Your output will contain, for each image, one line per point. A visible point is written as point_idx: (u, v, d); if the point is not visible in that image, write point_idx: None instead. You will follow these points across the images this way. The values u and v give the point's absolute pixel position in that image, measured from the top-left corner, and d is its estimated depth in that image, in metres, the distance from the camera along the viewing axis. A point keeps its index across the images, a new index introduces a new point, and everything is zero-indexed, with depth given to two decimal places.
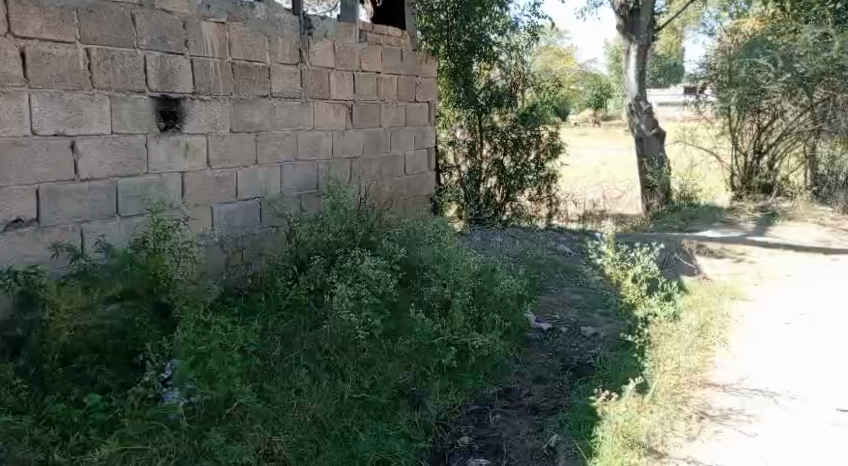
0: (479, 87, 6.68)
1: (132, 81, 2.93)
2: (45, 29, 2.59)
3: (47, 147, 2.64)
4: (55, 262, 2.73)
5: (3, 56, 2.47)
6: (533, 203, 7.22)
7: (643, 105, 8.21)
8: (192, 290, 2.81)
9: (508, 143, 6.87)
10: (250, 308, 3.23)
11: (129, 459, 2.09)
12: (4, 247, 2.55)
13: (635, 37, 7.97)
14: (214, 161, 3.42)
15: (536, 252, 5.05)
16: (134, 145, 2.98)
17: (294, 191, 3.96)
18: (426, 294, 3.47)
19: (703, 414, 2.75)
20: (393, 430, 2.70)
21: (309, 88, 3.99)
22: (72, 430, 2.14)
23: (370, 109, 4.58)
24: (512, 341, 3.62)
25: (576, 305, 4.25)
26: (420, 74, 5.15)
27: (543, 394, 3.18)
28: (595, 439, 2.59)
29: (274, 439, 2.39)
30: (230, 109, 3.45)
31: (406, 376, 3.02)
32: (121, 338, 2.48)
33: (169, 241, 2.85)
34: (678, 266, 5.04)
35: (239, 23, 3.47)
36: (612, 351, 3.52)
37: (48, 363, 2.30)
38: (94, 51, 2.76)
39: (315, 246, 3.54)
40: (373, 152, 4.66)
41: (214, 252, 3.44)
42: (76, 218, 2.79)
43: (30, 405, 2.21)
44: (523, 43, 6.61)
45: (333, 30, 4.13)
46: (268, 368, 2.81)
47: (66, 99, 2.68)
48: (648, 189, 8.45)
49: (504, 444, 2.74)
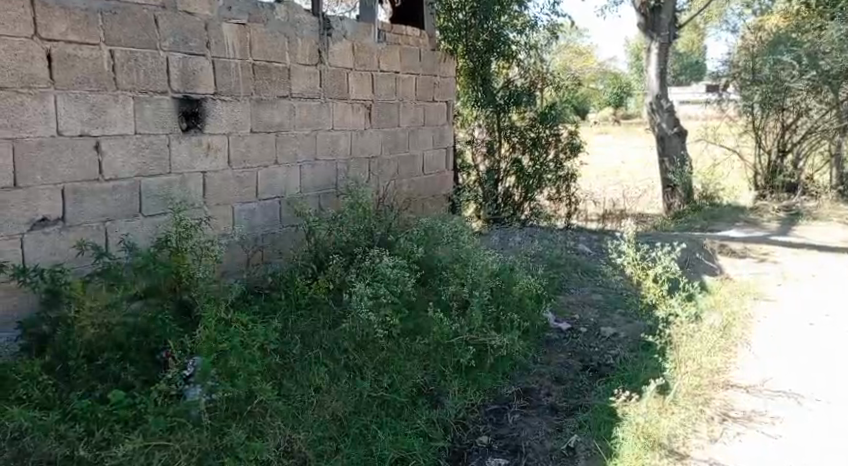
0: (498, 85, 6.65)
1: (155, 82, 2.97)
2: (71, 32, 2.63)
3: (72, 148, 2.69)
4: (79, 261, 2.77)
5: (30, 58, 2.52)
6: (551, 202, 7.19)
7: (664, 103, 8.11)
8: (213, 289, 2.84)
9: (527, 141, 6.83)
10: (270, 305, 3.22)
11: (152, 457, 2.10)
12: (31, 246, 2.60)
13: (657, 35, 7.89)
14: (235, 161, 3.45)
15: (555, 252, 5.02)
16: (157, 145, 3.02)
17: (313, 190, 3.99)
18: (445, 294, 3.48)
19: (726, 416, 2.72)
20: (412, 429, 2.72)
21: (328, 89, 4.01)
22: (96, 426, 2.15)
23: (389, 109, 4.59)
24: (531, 341, 3.62)
25: (596, 306, 4.21)
26: (438, 74, 5.16)
27: (562, 394, 3.16)
28: (615, 440, 2.58)
29: (294, 436, 2.42)
30: (251, 109, 3.48)
31: (424, 375, 3.03)
32: (144, 337, 2.50)
33: (191, 240, 2.89)
34: (700, 266, 4.99)
35: (260, 24, 3.51)
36: (632, 352, 3.49)
37: (73, 360, 2.35)
38: (118, 53, 2.80)
39: (333, 246, 3.57)
40: (392, 152, 4.67)
41: (234, 251, 3.49)
42: (101, 216, 2.83)
43: (56, 401, 2.25)
44: (543, 42, 6.64)
45: (352, 30, 4.15)
46: (288, 365, 2.82)
47: (91, 100, 2.73)
48: (668, 188, 8.35)
49: (523, 444, 2.74)
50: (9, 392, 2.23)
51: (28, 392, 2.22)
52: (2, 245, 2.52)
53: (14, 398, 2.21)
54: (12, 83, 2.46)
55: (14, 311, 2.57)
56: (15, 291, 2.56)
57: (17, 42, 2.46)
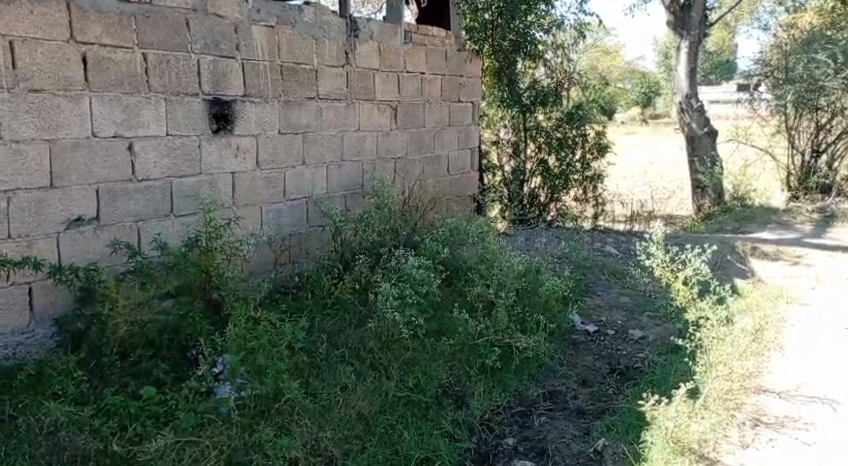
0: (523, 86, 6.60)
1: (186, 84, 3.02)
2: (105, 35, 2.69)
3: (106, 148, 2.74)
4: (113, 259, 2.83)
5: (66, 62, 2.57)
6: (578, 203, 7.13)
7: (694, 102, 7.97)
8: (241, 287, 2.88)
9: (553, 142, 6.77)
10: (297, 304, 3.24)
11: (184, 451, 2.15)
12: (66, 245, 2.66)
13: (686, 33, 7.78)
14: (264, 161, 3.49)
15: (582, 252, 4.98)
16: (188, 146, 3.08)
17: (340, 191, 4.01)
18: (470, 294, 3.48)
19: (758, 421, 2.67)
20: (437, 429, 2.73)
21: (355, 90, 4.03)
22: (129, 421, 2.20)
23: (415, 111, 4.60)
24: (557, 342, 3.59)
25: (624, 308, 4.16)
26: (464, 74, 5.15)
27: (589, 397, 3.14)
28: (643, 445, 2.56)
29: (321, 435, 2.42)
30: (279, 110, 3.52)
31: (450, 375, 3.02)
32: (174, 334, 2.56)
33: (221, 240, 2.92)
34: (731, 269, 4.91)
35: (288, 26, 3.54)
36: (661, 355, 3.44)
37: (107, 356, 2.40)
38: (151, 55, 2.86)
39: (359, 246, 3.61)
40: (417, 153, 4.68)
41: (262, 250, 3.53)
42: (134, 216, 2.89)
43: (90, 396, 2.29)
44: (569, 41, 6.61)
45: (378, 32, 4.17)
46: (315, 363, 2.84)
47: (124, 102, 2.78)
48: (698, 189, 8.20)
49: (550, 446, 2.72)
50: (45, 388, 2.28)
51: (63, 388, 2.27)
52: (40, 243, 2.58)
53: (50, 393, 2.26)
54: (49, 86, 2.52)
55: (51, 308, 2.63)
56: (51, 289, 2.62)
57: (53, 45, 2.53)
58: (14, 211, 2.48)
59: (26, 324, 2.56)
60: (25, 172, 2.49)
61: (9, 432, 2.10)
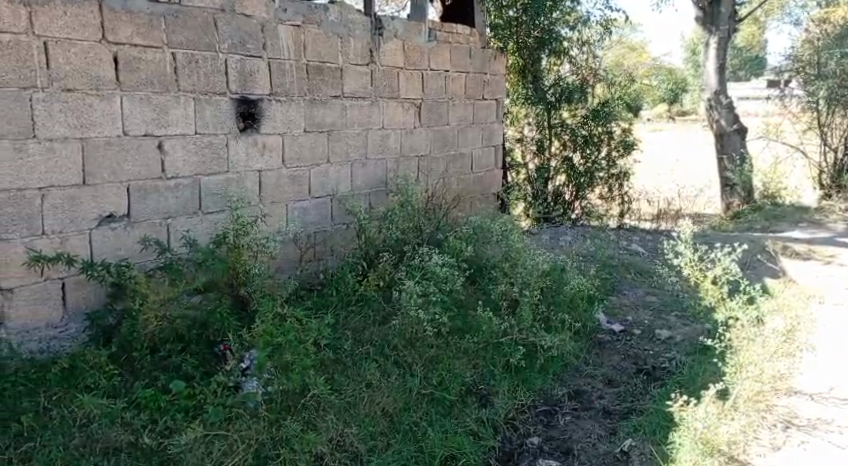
0: (548, 83, 6.55)
1: (214, 84, 3.06)
2: (136, 35, 2.73)
3: (136, 147, 2.79)
4: (143, 256, 2.88)
5: (98, 61, 2.62)
6: (603, 201, 7.05)
7: (723, 99, 7.84)
8: (267, 284, 2.91)
9: (578, 139, 6.70)
10: (322, 301, 3.26)
11: (213, 444, 2.19)
12: (98, 241, 2.71)
13: (715, 28, 7.65)
14: (289, 159, 3.52)
15: (607, 251, 4.93)
16: (216, 144, 3.12)
17: (364, 188, 4.03)
18: (495, 292, 3.47)
19: (789, 423, 2.62)
20: (461, 427, 2.73)
21: (379, 88, 4.04)
22: (159, 415, 2.24)
23: (439, 109, 4.60)
24: (583, 342, 3.56)
25: (650, 308, 4.12)
26: (488, 72, 5.13)
27: (615, 397, 3.11)
28: (671, 446, 2.54)
29: (346, 431, 2.45)
30: (304, 109, 3.55)
31: (473, 373, 3.02)
32: (203, 330, 2.61)
33: (247, 237, 2.95)
34: (761, 269, 4.82)
35: (314, 25, 3.56)
36: (689, 355, 3.39)
37: (138, 351, 2.45)
38: (180, 55, 2.90)
39: (384, 243, 3.62)
40: (441, 151, 4.68)
41: (288, 248, 3.56)
42: (163, 213, 2.94)
43: (121, 389, 2.35)
44: (595, 37, 6.56)
45: (403, 30, 4.17)
46: (340, 360, 2.86)
47: (154, 101, 2.82)
48: (727, 187, 8.06)
49: (575, 446, 2.72)
50: (77, 381, 2.33)
51: (95, 381, 2.32)
52: (73, 240, 2.64)
53: (83, 387, 2.31)
54: (82, 85, 2.57)
55: (83, 304, 2.68)
56: (83, 284, 2.67)
57: (86, 45, 2.57)
58: (48, 208, 2.53)
59: (59, 319, 2.61)
60: (59, 170, 2.54)
61: (43, 424, 2.15)
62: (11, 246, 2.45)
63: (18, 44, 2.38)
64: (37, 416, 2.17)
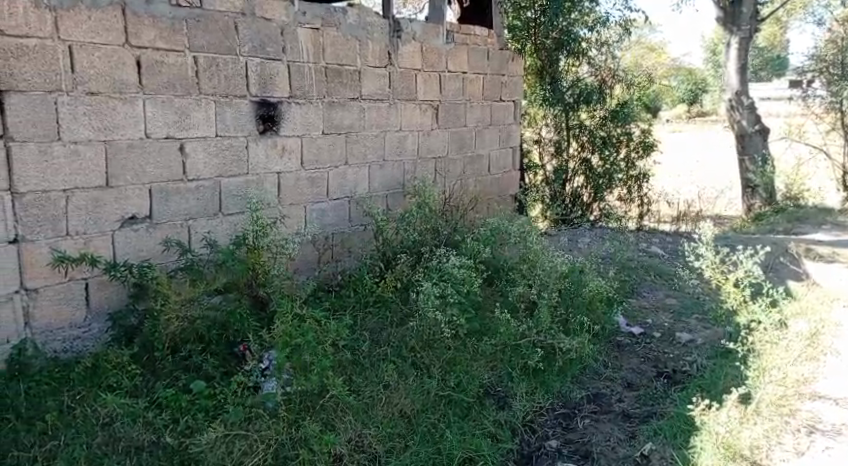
0: (566, 84, 6.52)
1: (234, 86, 3.09)
2: (158, 39, 2.77)
3: (159, 150, 2.82)
4: (165, 257, 2.92)
5: (121, 65, 2.65)
6: (622, 203, 6.99)
7: (745, 99, 7.75)
8: (286, 285, 2.93)
9: (597, 141, 6.66)
10: (340, 302, 3.27)
11: (233, 444, 2.20)
12: (121, 243, 2.75)
13: (736, 28, 7.56)
14: (308, 161, 3.54)
15: (627, 253, 4.89)
16: (236, 147, 3.15)
17: (382, 190, 4.04)
18: (512, 294, 3.46)
19: (813, 428, 2.58)
20: (479, 429, 2.72)
21: (397, 90, 4.05)
22: (181, 414, 2.27)
23: (457, 110, 4.60)
24: (602, 344, 3.53)
25: (670, 311, 4.07)
26: (506, 73, 5.12)
27: (635, 400, 3.08)
28: (692, 450, 2.52)
29: (364, 432, 2.46)
30: (323, 112, 3.57)
31: (491, 375, 3.04)
32: (223, 330, 2.63)
33: (267, 238, 2.97)
34: (783, 272, 4.76)
35: (333, 28, 3.58)
36: (710, 359, 3.35)
37: (159, 351, 2.49)
38: (201, 58, 2.93)
39: (401, 245, 3.63)
40: (459, 153, 4.68)
41: (307, 249, 3.58)
42: (185, 214, 2.97)
43: (143, 388, 2.40)
44: (614, 38, 6.52)
45: (421, 32, 4.17)
46: (358, 361, 2.87)
47: (176, 104, 2.86)
48: (748, 189, 7.96)
49: (595, 449, 2.70)
50: (100, 380, 2.36)
51: (118, 381, 2.36)
52: (96, 241, 2.67)
53: (106, 386, 2.35)
54: (105, 88, 2.60)
55: (106, 304, 2.72)
56: (106, 285, 2.71)
57: (109, 49, 2.61)
58: (72, 209, 2.57)
59: (82, 319, 2.65)
60: (83, 172, 2.58)
61: (68, 422, 2.19)
62: (37, 247, 2.48)
63: (44, 48, 2.42)
64: (61, 415, 2.20)
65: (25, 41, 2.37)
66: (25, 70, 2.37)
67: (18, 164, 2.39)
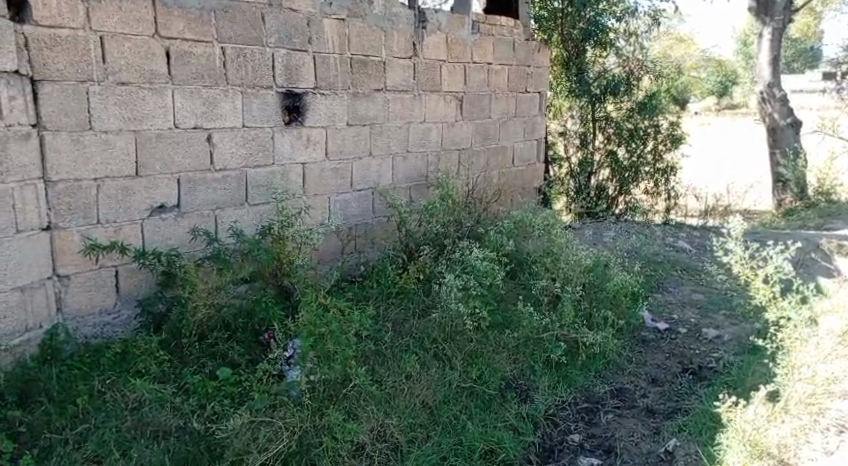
0: (592, 75, 6.44)
1: (261, 77, 3.11)
2: (187, 30, 2.79)
3: (188, 140, 2.86)
4: (192, 245, 2.96)
5: (151, 56, 2.68)
6: (648, 197, 6.90)
7: (777, 92, 7.57)
8: (310, 275, 2.96)
9: (624, 133, 6.56)
10: (363, 293, 3.28)
11: (258, 431, 2.23)
12: (150, 231, 2.80)
13: (769, 18, 7.38)
14: (332, 152, 3.55)
15: (652, 248, 4.83)
16: (262, 137, 3.17)
17: (405, 182, 4.05)
18: (536, 287, 3.45)
19: (844, 428, 2.51)
20: (500, 421, 2.72)
21: (421, 81, 4.04)
22: (207, 401, 2.33)
23: (481, 102, 4.58)
24: (625, 339, 3.49)
25: (697, 307, 4.01)
26: (532, 64, 5.07)
27: (660, 396, 3.05)
28: (718, 447, 2.51)
29: (387, 422, 2.48)
30: (347, 102, 3.58)
31: (513, 368, 3.03)
32: (248, 319, 2.69)
33: (292, 228, 2.99)
34: (815, 268, 4.66)
35: (358, 19, 3.57)
36: (737, 356, 3.31)
37: (187, 338, 2.54)
38: (229, 49, 2.96)
39: (424, 237, 3.64)
40: (482, 144, 4.66)
41: (331, 239, 3.60)
42: (212, 204, 3.01)
43: (171, 375, 2.45)
44: (643, 28, 6.42)
45: (447, 23, 4.15)
46: (381, 351, 2.88)
47: (204, 95, 2.89)
48: (779, 183, 7.81)
49: (618, 444, 2.68)
50: (129, 366, 2.41)
51: (146, 366, 2.40)
52: (126, 229, 2.72)
53: (135, 371, 2.40)
54: (136, 79, 2.64)
55: (135, 291, 2.77)
56: (136, 272, 2.76)
57: (140, 40, 2.63)
58: (103, 198, 2.62)
59: (112, 305, 2.71)
60: (113, 161, 2.62)
61: (97, 406, 2.24)
62: (69, 234, 2.53)
63: (76, 38, 2.45)
64: (91, 399, 2.25)
65: (57, 32, 2.40)
66: (57, 60, 2.41)
67: (51, 153, 2.43)
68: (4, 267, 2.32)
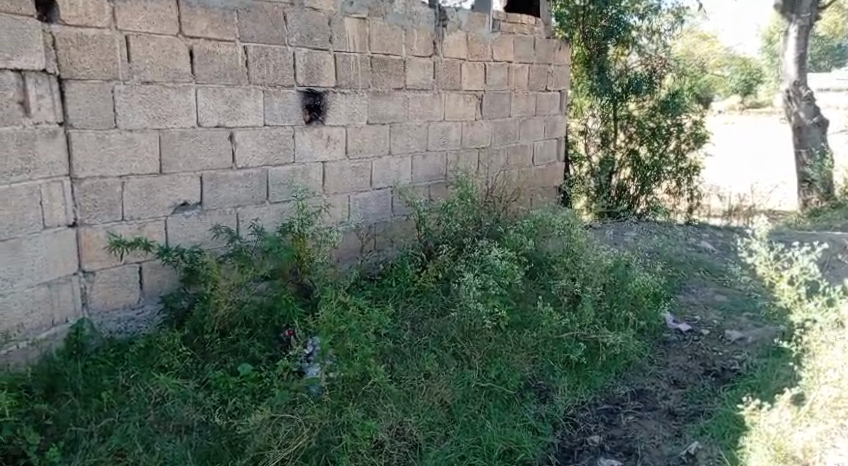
0: (614, 74, 6.39)
1: (282, 76, 3.13)
2: (210, 29, 2.82)
3: (210, 138, 2.89)
4: (214, 242, 3.00)
5: (175, 55, 2.71)
6: (670, 196, 6.82)
7: (803, 91, 7.43)
8: (330, 273, 2.98)
9: (645, 132, 6.50)
10: (382, 291, 3.28)
11: (279, 426, 2.25)
12: (173, 228, 2.83)
13: (795, 16, 7.24)
14: (352, 151, 3.56)
15: (673, 249, 4.78)
16: (283, 136, 3.19)
17: (424, 180, 4.05)
18: (555, 287, 3.43)
19: None
20: (519, 422, 2.71)
21: (441, 80, 4.04)
22: (229, 396, 2.36)
23: (501, 100, 4.56)
24: (647, 341, 3.45)
25: (720, 308, 3.96)
26: (553, 63, 5.04)
27: (681, 399, 3.01)
28: (741, 450, 2.48)
29: (405, 420, 2.48)
30: (367, 101, 3.58)
31: (532, 368, 3.01)
32: (269, 316, 2.72)
33: (312, 226, 3.00)
34: (842, 270, 4.57)
35: (379, 18, 3.58)
36: (762, 358, 3.26)
37: (209, 334, 2.58)
38: (251, 48, 2.98)
39: (443, 236, 3.64)
40: (502, 143, 4.64)
41: (351, 237, 3.62)
42: (234, 202, 3.04)
43: (193, 370, 2.47)
44: (666, 26, 6.38)
45: (467, 21, 4.14)
46: (399, 349, 2.89)
47: (227, 93, 2.92)
48: (805, 183, 7.67)
49: (639, 446, 2.66)
50: (152, 361, 2.45)
51: (169, 362, 2.44)
52: (150, 226, 2.75)
53: (158, 367, 2.43)
54: (160, 78, 2.67)
55: (158, 287, 2.81)
56: (159, 269, 2.80)
57: (164, 39, 2.67)
58: (128, 195, 2.65)
59: (136, 301, 2.75)
60: (138, 159, 2.66)
61: (121, 400, 2.27)
62: (94, 231, 2.57)
63: (102, 38, 2.48)
64: (116, 393, 2.29)
65: (84, 32, 2.43)
66: (84, 59, 2.44)
67: (77, 151, 2.46)
68: (32, 262, 2.36)
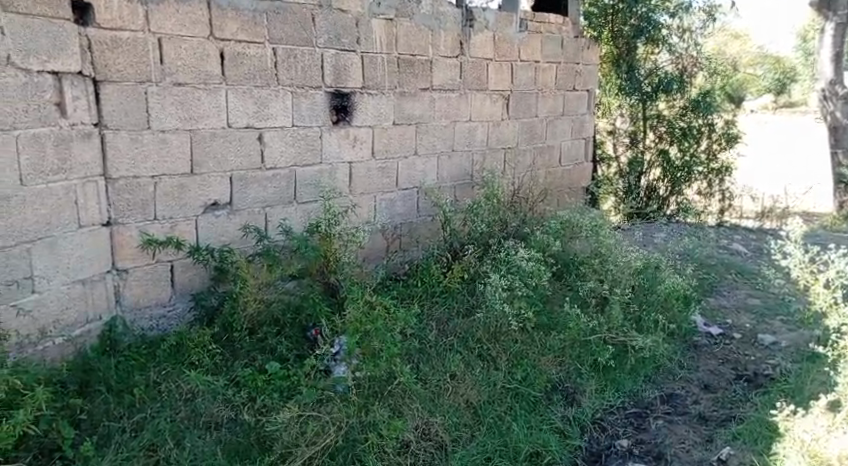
0: (643, 73, 6.29)
1: (310, 77, 3.16)
2: (240, 31, 2.85)
3: (239, 139, 2.93)
4: (243, 242, 3.04)
5: (206, 57, 2.75)
6: (701, 197, 6.72)
7: (840, 90, 7.25)
8: (356, 272, 3.00)
9: (676, 132, 6.40)
10: (408, 291, 3.29)
11: (307, 424, 2.28)
12: (204, 227, 2.88)
13: (832, 13, 7.03)
14: (378, 152, 3.58)
15: (704, 251, 4.71)
16: (310, 136, 3.22)
17: (449, 181, 4.05)
18: (583, 289, 3.40)
19: None
20: (546, 424, 2.69)
21: (468, 81, 4.04)
22: (258, 393, 2.39)
23: (528, 100, 4.53)
24: (677, 344, 3.40)
25: (752, 312, 3.88)
26: (581, 62, 4.99)
27: (712, 403, 2.96)
28: (774, 457, 2.42)
29: (432, 420, 2.48)
30: (394, 102, 3.60)
31: (559, 371, 2.98)
32: (297, 315, 2.76)
33: (338, 226, 3.01)
34: None
35: (406, 18, 3.58)
36: (796, 364, 3.19)
37: (238, 332, 2.62)
38: (280, 50, 3.01)
39: (468, 236, 3.64)
40: (529, 143, 4.62)
41: (377, 237, 3.64)
42: (262, 202, 3.08)
43: (222, 367, 2.51)
44: (697, 24, 6.26)
45: (494, 21, 4.13)
46: (425, 350, 2.89)
47: (256, 95, 2.95)
48: (841, 184, 7.47)
49: (668, 451, 2.61)
50: (183, 358, 2.50)
51: (200, 359, 2.48)
52: (181, 225, 2.80)
53: (189, 363, 2.48)
54: (191, 80, 2.71)
55: (189, 285, 2.86)
56: (190, 268, 2.85)
57: (195, 42, 2.71)
58: (159, 195, 2.70)
59: (168, 298, 2.80)
60: (170, 159, 2.70)
61: (153, 396, 2.32)
62: (127, 230, 2.62)
63: (136, 40, 2.52)
64: (148, 389, 2.33)
65: (118, 34, 2.47)
66: (118, 62, 2.48)
67: (111, 151, 2.51)
68: (67, 260, 2.42)
